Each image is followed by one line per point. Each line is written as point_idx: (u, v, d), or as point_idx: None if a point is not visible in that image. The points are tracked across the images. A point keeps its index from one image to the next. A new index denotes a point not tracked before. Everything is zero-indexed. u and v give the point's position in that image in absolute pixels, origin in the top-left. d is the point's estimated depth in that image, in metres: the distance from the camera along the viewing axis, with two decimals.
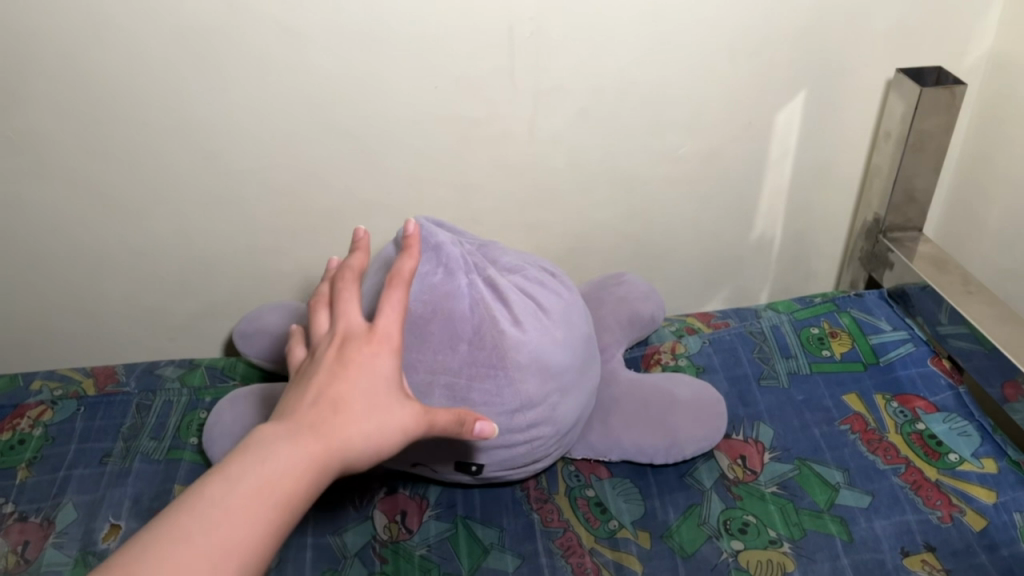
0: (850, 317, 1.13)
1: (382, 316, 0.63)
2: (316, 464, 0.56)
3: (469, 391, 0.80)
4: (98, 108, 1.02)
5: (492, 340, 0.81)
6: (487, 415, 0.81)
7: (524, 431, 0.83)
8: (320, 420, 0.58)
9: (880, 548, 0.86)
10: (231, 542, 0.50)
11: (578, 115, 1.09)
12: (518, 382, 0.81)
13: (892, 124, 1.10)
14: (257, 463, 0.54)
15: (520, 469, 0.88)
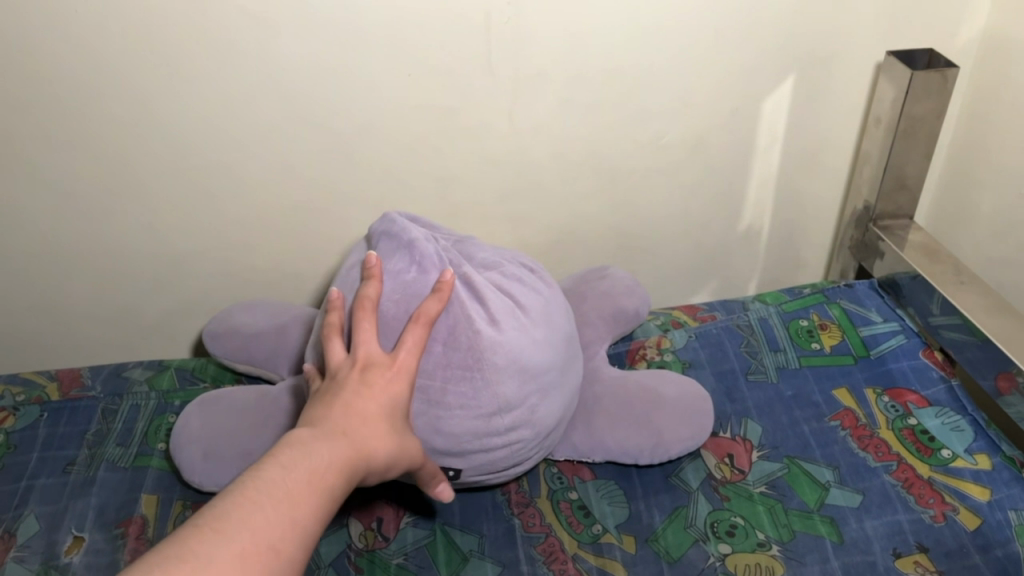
0: (840, 308, 1.10)
1: (404, 346, 0.72)
2: (356, 461, 0.61)
3: (444, 395, 0.77)
4: (54, 103, 0.98)
5: (465, 342, 0.77)
6: (463, 421, 0.78)
7: (504, 436, 0.80)
8: (356, 421, 0.64)
9: (871, 550, 0.83)
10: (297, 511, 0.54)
11: (559, 104, 1.05)
12: (495, 386, 0.78)
13: (882, 111, 1.07)
14: (310, 451, 0.59)
15: (499, 474, 0.85)
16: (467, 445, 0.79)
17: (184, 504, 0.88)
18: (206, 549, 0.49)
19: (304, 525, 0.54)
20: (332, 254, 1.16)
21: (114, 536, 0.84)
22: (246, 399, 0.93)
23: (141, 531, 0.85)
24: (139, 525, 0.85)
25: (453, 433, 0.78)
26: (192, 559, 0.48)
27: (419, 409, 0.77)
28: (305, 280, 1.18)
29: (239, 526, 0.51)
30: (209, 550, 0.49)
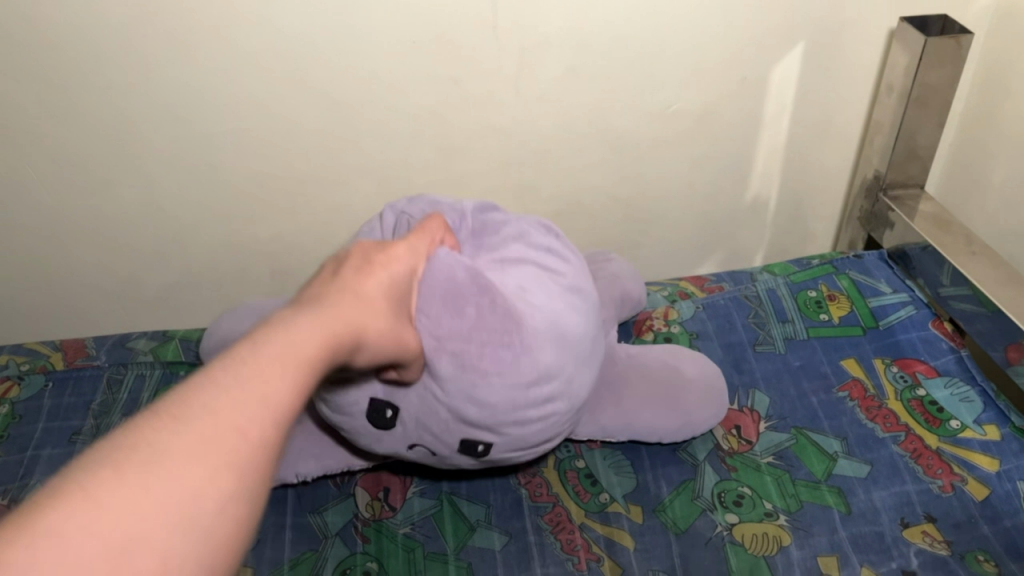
0: (849, 279, 1.09)
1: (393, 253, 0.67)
2: (352, 341, 0.56)
3: (488, 375, 0.73)
4: (53, 71, 0.96)
5: (506, 313, 0.72)
6: (508, 399, 0.74)
7: (544, 410, 0.77)
8: (351, 301, 0.58)
9: (879, 520, 0.83)
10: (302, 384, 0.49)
11: (565, 73, 1.04)
12: (539, 364, 0.74)
13: (894, 78, 1.05)
14: (313, 323, 0.53)
15: (533, 448, 0.82)
16: (510, 422, 0.76)
17: None
18: (212, 406, 0.43)
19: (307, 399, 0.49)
20: (336, 225, 1.15)
21: None
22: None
23: None
24: None
25: (495, 410, 0.74)
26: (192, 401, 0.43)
27: (462, 389, 0.73)
28: (309, 251, 1.18)
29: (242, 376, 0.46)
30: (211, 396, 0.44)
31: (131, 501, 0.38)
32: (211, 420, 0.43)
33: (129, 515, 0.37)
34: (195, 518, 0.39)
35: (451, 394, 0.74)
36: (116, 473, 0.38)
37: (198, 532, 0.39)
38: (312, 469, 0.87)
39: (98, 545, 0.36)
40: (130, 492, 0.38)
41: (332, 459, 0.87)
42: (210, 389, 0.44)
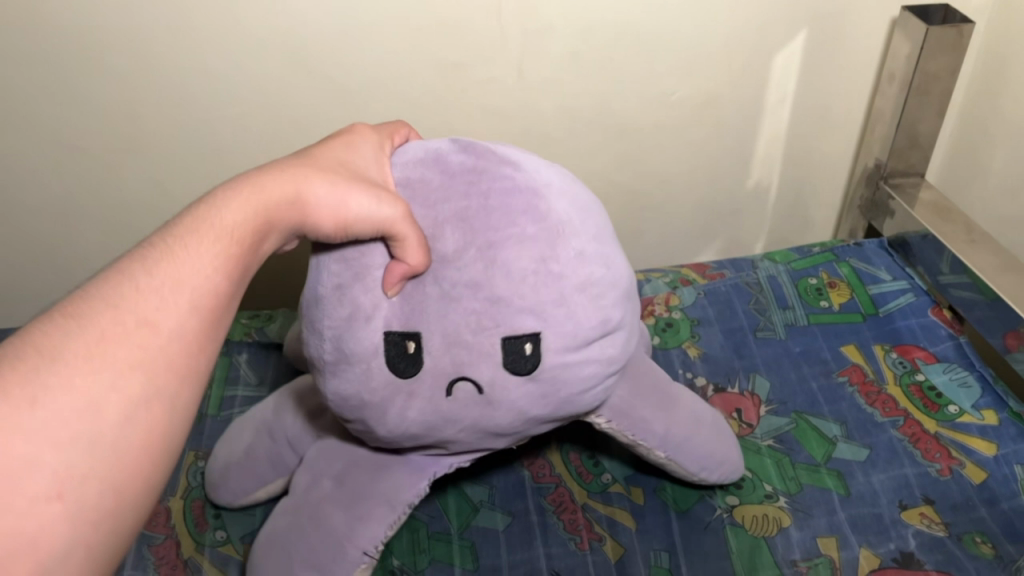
0: (849, 267, 1.10)
1: (377, 133, 0.65)
2: (320, 205, 0.56)
3: (513, 261, 0.59)
4: (58, 54, 0.96)
5: (506, 178, 0.61)
6: (544, 293, 0.59)
7: (591, 306, 0.61)
8: (315, 165, 0.58)
9: (878, 503, 0.84)
10: (218, 277, 0.50)
11: (568, 58, 1.04)
12: (567, 239, 0.60)
13: (896, 67, 1.06)
14: (252, 194, 0.54)
15: (597, 382, 0.65)
16: (557, 327, 0.60)
17: (196, 456, 0.91)
18: (130, 292, 0.46)
19: (225, 293, 0.50)
20: None
21: None
22: (236, 455, 0.83)
23: None
24: None
25: (535, 311, 0.59)
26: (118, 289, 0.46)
27: (487, 290, 0.59)
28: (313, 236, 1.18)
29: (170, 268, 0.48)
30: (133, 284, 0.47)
31: (27, 421, 0.39)
32: (110, 325, 0.44)
33: (27, 435, 0.39)
34: (100, 425, 0.42)
35: (479, 309, 0.59)
36: (6, 387, 0.40)
37: (105, 445, 0.42)
38: (365, 527, 0.71)
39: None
40: (27, 407, 0.40)
41: (378, 505, 0.71)
42: (109, 293, 0.46)
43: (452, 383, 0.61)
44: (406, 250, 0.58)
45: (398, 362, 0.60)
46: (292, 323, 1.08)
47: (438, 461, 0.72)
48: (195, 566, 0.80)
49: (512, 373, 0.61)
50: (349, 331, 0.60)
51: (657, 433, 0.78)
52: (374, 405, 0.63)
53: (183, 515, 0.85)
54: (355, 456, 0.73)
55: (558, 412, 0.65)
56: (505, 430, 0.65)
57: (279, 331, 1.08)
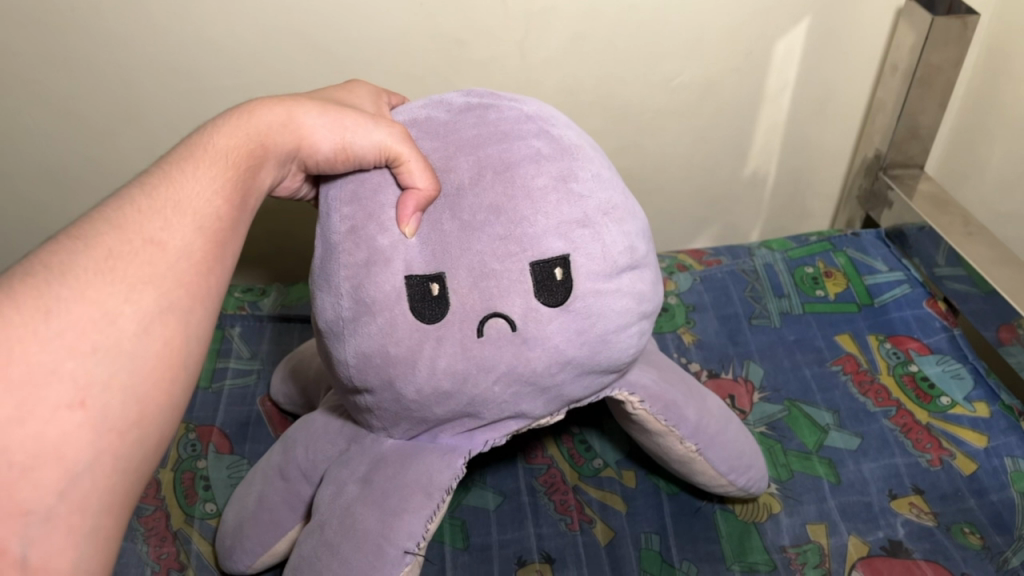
0: (845, 257, 1.10)
1: (374, 87, 0.67)
2: (314, 129, 0.58)
3: (530, 180, 0.57)
4: (51, 18, 0.95)
5: (513, 108, 0.61)
6: (567, 211, 0.57)
7: (616, 228, 0.59)
8: (307, 98, 0.60)
9: (867, 491, 0.84)
10: (218, 201, 0.53)
11: (570, 40, 1.03)
12: (582, 162, 0.60)
13: (899, 58, 1.06)
14: (242, 123, 0.57)
15: (632, 321, 0.60)
16: (586, 250, 0.58)
17: (187, 427, 0.90)
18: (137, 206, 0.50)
19: (226, 214, 0.53)
20: None
21: None
22: (250, 508, 0.74)
23: None
24: None
25: (560, 232, 0.57)
26: (121, 201, 0.50)
27: (509, 213, 0.57)
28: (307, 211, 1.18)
29: (167, 184, 0.52)
30: (135, 196, 0.51)
31: (46, 332, 0.42)
32: (117, 243, 0.47)
33: (44, 344, 0.42)
34: (119, 335, 0.44)
35: (504, 235, 0.56)
36: (20, 298, 0.42)
37: (123, 355, 0.44)
38: (398, 522, 0.63)
39: (13, 379, 0.40)
40: (44, 316, 0.42)
41: (413, 495, 0.64)
42: (114, 215, 0.49)
43: (482, 322, 0.57)
44: (411, 173, 0.57)
45: (422, 303, 0.57)
46: (286, 297, 1.08)
47: (469, 441, 0.65)
48: (184, 537, 0.80)
49: (545, 302, 0.57)
50: (367, 275, 0.57)
51: (694, 421, 0.76)
52: (402, 360, 0.58)
53: (172, 486, 0.84)
54: (379, 451, 0.66)
55: (598, 358, 0.60)
56: (542, 382, 0.59)
57: (273, 306, 1.07)
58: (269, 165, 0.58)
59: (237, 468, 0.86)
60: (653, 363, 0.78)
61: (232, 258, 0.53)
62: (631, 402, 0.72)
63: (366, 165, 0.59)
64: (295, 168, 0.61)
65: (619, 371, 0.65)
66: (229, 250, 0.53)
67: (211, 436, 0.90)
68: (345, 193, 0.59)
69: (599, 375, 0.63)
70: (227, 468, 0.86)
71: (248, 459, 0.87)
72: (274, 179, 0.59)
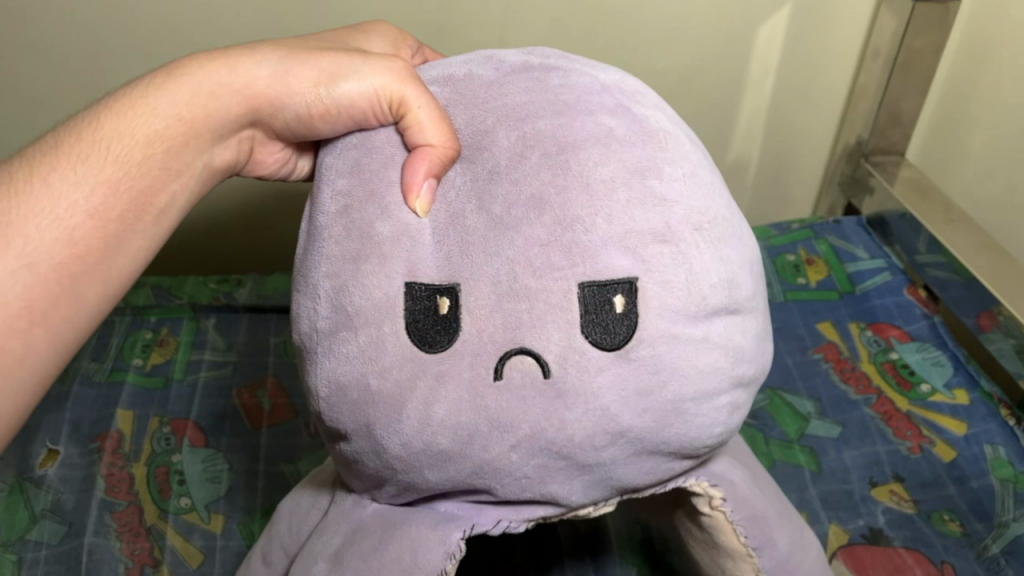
0: (827, 244, 1.11)
1: (396, 30, 0.62)
2: (274, 86, 0.49)
3: (592, 169, 0.42)
4: None
5: (587, 76, 0.46)
6: (642, 219, 0.42)
7: (709, 251, 0.43)
8: (263, 42, 0.51)
9: (849, 479, 0.84)
10: (101, 206, 0.46)
11: (552, 23, 1.02)
12: (670, 157, 0.44)
13: (881, 43, 1.07)
14: (164, 95, 0.49)
15: (723, 387, 0.44)
16: (662, 275, 0.42)
17: (161, 420, 0.89)
18: None
19: (111, 223, 0.47)
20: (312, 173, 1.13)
21: (90, 450, 0.85)
22: None
23: (117, 446, 0.86)
24: (115, 439, 0.86)
25: (627, 246, 0.41)
26: None
27: (555, 210, 0.41)
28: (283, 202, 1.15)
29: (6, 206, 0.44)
30: None
31: None
32: None
33: None
34: None
35: (545, 240, 0.41)
36: None
37: None
38: None
39: None
40: None
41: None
42: None
43: (502, 359, 0.41)
44: (421, 126, 0.44)
45: (423, 326, 0.42)
46: (262, 288, 1.06)
47: (479, 513, 0.47)
48: (157, 532, 0.78)
49: (595, 344, 0.41)
50: (353, 274, 0.43)
51: (779, 552, 0.55)
52: (385, 399, 0.42)
53: (146, 481, 0.83)
54: (358, 517, 0.49)
55: (665, 434, 0.43)
56: (582, 458, 0.43)
57: (248, 297, 1.05)
58: (204, 141, 0.51)
59: (213, 462, 0.85)
60: (742, 458, 0.59)
61: (79, 310, 0.46)
62: (711, 498, 0.52)
63: (360, 122, 0.47)
64: (257, 130, 0.54)
65: (697, 460, 0.48)
66: (114, 265, 0.47)
67: (186, 430, 0.88)
68: (346, 162, 0.46)
69: (666, 459, 0.45)
70: (202, 462, 0.85)
71: (224, 453, 0.86)
72: (215, 153, 0.52)
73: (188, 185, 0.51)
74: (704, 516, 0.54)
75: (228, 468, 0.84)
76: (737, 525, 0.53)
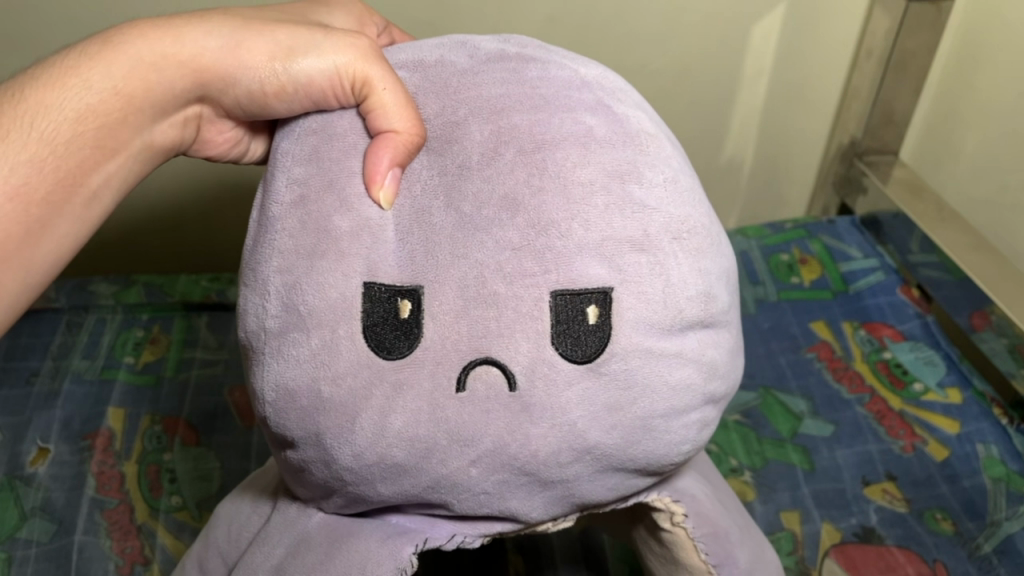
0: (820, 244, 1.12)
1: (362, 7, 0.59)
2: (223, 59, 0.47)
3: (569, 170, 0.41)
4: None
5: (567, 70, 0.45)
6: (620, 226, 0.41)
7: (688, 262, 0.42)
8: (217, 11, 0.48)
9: (841, 477, 0.84)
10: (23, 188, 0.45)
11: (547, 22, 1.03)
12: (649, 158, 0.43)
13: (875, 42, 1.08)
14: (99, 66, 0.46)
15: (694, 404, 0.44)
16: (638, 285, 0.41)
17: (152, 419, 0.88)
18: None
19: (35, 206, 0.45)
20: None
21: (81, 448, 0.85)
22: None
23: (108, 444, 0.85)
24: (105, 437, 0.86)
25: (603, 253, 0.41)
26: None
27: (529, 213, 0.40)
28: None
29: None
30: None
31: None
32: None
33: None
34: None
35: (517, 243, 0.40)
36: None
37: None
38: None
39: None
40: None
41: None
42: None
43: (466, 369, 0.40)
44: (385, 112, 0.43)
45: (382, 330, 0.41)
46: None
47: (432, 525, 0.47)
48: (148, 531, 0.78)
49: (562, 354, 0.40)
50: (307, 270, 0.41)
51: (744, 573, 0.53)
52: (337, 409, 0.41)
53: (136, 479, 0.82)
54: (303, 527, 0.48)
55: (633, 451, 0.43)
56: (545, 475, 0.42)
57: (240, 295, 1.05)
58: (144, 116, 0.48)
59: (203, 460, 0.85)
60: (708, 477, 0.58)
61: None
62: (673, 513, 0.52)
63: (320, 103, 0.45)
64: (205, 107, 0.51)
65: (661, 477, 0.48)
66: (36, 250, 0.46)
67: (178, 428, 0.88)
68: (303, 148, 0.44)
69: (631, 476, 0.45)
70: (193, 460, 0.85)
71: (215, 451, 0.86)
72: (157, 131, 0.50)
73: (126, 164, 0.49)
74: (664, 533, 0.53)
75: (219, 466, 0.84)
76: (698, 542, 0.52)
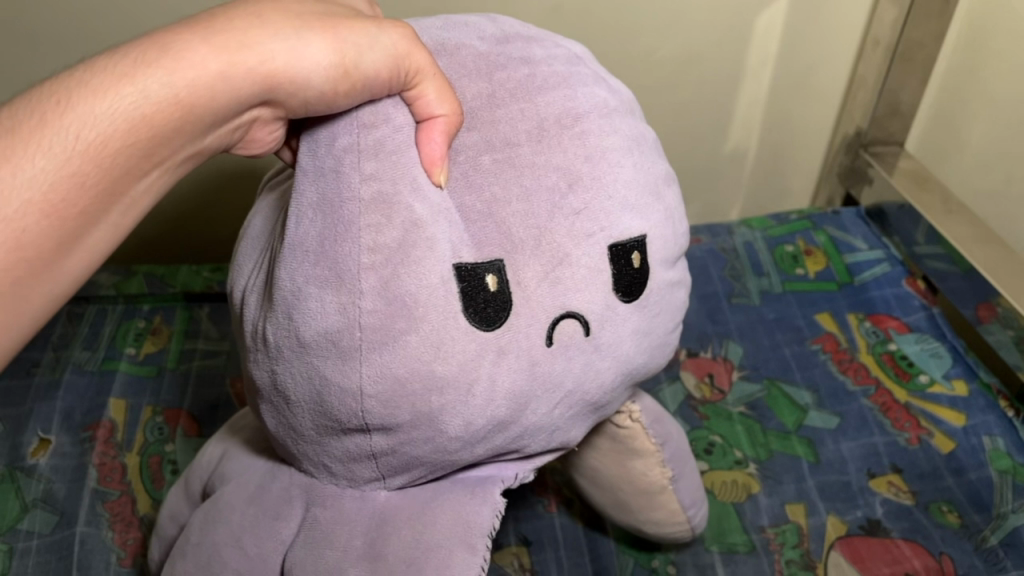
0: (825, 235, 1.11)
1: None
2: (292, 59, 0.41)
3: (603, 135, 0.49)
4: None
5: (562, 48, 0.52)
6: (645, 177, 0.51)
7: (677, 202, 0.54)
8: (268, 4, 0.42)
9: (846, 470, 0.83)
10: (60, 205, 0.37)
11: (550, 10, 1.02)
12: (642, 123, 0.54)
13: (881, 32, 1.08)
14: (157, 72, 0.39)
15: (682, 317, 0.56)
16: (661, 230, 0.51)
17: (154, 410, 0.88)
18: None
19: (69, 220, 0.38)
20: None
21: (82, 439, 0.84)
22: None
23: (109, 435, 0.85)
24: (107, 429, 0.85)
25: (638, 208, 0.49)
26: None
27: (585, 180, 0.47)
28: None
29: None
30: None
31: None
32: None
33: None
34: None
35: (579, 208, 0.47)
36: None
37: None
38: None
39: None
40: None
41: (452, 551, 0.48)
42: None
43: (552, 326, 0.46)
44: (426, 97, 0.45)
45: (479, 305, 0.45)
46: None
47: (500, 469, 0.52)
48: (149, 523, 0.78)
49: (623, 299, 0.49)
50: (403, 261, 0.43)
51: (673, 443, 0.67)
52: (451, 383, 0.45)
53: (138, 471, 0.82)
54: (374, 507, 0.50)
55: (652, 363, 0.54)
56: (602, 398, 0.51)
57: None
58: (201, 125, 0.41)
59: None
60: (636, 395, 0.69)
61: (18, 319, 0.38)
62: (632, 412, 0.62)
63: (375, 95, 0.45)
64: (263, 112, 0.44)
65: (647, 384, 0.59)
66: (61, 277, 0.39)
67: (179, 419, 0.87)
68: (359, 142, 0.44)
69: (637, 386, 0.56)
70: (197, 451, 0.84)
71: None
72: (211, 139, 0.43)
73: (167, 173, 0.42)
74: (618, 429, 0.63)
75: None
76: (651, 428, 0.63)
